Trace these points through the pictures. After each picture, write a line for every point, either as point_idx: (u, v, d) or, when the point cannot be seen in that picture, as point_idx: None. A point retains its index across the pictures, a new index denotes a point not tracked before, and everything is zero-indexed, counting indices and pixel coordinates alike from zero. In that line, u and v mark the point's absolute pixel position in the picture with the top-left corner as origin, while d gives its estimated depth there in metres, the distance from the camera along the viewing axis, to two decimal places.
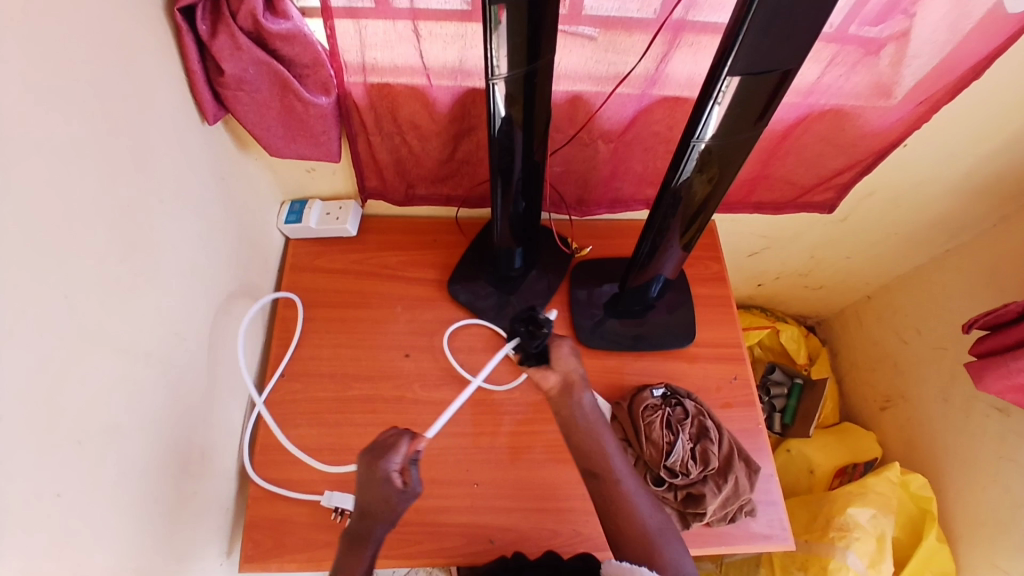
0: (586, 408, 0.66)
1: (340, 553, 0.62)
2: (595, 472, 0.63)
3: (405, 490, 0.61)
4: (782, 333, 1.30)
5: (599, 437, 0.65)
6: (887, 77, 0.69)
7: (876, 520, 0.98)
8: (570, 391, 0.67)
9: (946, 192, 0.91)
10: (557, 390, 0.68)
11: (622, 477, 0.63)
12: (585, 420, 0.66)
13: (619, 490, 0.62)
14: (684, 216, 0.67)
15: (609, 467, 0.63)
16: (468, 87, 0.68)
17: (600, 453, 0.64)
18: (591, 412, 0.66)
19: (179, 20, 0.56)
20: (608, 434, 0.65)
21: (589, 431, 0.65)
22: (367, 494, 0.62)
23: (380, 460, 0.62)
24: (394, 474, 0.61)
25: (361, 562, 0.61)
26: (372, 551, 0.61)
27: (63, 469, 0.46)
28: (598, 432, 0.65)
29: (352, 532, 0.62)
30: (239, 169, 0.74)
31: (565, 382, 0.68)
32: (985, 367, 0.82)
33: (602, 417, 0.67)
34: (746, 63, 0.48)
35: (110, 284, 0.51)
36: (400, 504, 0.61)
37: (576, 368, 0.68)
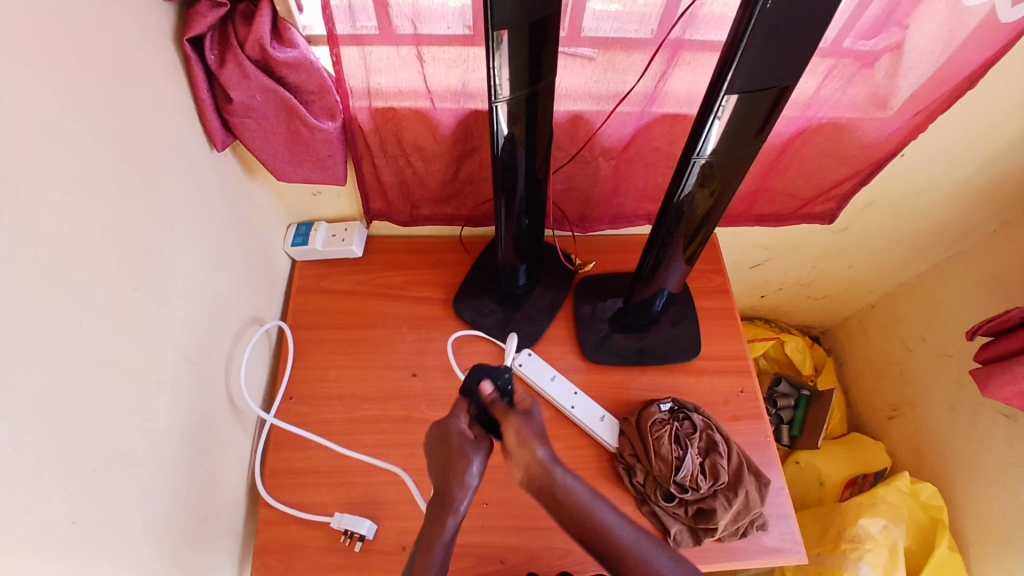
0: (562, 487, 0.57)
1: (425, 521, 0.62)
2: (604, 550, 0.56)
3: (477, 441, 0.62)
4: (786, 344, 1.30)
5: (592, 512, 0.56)
6: (883, 89, 0.70)
7: (888, 530, 0.98)
8: (533, 479, 0.58)
9: (944, 200, 0.92)
10: (523, 475, 0.59)
11: (638, 551, 0.55)
12: (567, 499, 0.57)
13: (636, 562, 0.55)
14: (687, 231, 0.68)
15: (616, 542, 0.55)
16: (471, 108, 0.70)
17: (602, 530, 0.56)
18: (573, 489, 0.57)
19: (187, 51, 0.57)
20: (603, 505, 0.57)
21: (580, 511, 0.56)
22: (442, 458, 0.62)
23: (445, 423, 0.62)
24: (464, 427, 0.62)
25: (444, 532, 0.60)
26: (454, 523, 0.60)
27: (78, 495, 0.46)
28: (591, 507, 0.57)
29: (435, 497, 0.62)
30: (247, 194, 0.75)
31: (525, 471, 0.59)
32: (991, 374, 0.82)
33: (589, 491, 0.58)
34: (744, 81, 0.49)
35: (124, 308, 0.52)
36: (474, 458, 0.61)
37: (533, 454, 0.58)
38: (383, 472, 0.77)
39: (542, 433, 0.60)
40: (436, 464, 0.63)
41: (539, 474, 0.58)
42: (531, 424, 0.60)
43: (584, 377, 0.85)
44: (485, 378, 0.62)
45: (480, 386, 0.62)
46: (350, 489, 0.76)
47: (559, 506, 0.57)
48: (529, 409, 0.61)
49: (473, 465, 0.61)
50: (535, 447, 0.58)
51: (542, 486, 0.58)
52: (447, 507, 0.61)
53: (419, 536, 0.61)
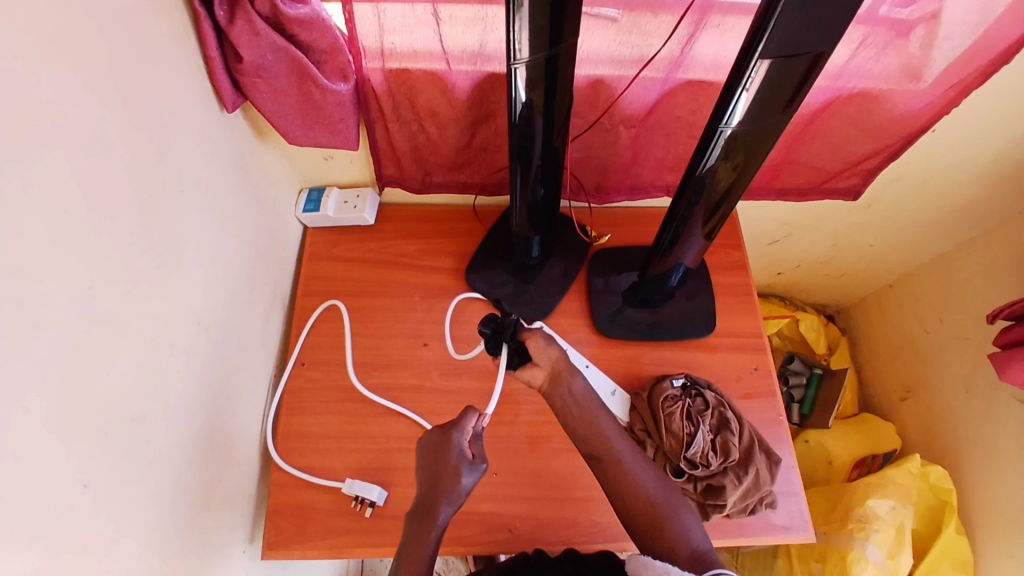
0: (575, 394, 0.65)
1: (408, 532, 0.63)
2: (599, 453, 0.64)
3: (473, 463, 0.63)
4: (801, 323, 1.28)
5: (598, 422, 0.64)
6: (917, 60, 0.66)
7: (896, 511, 0.97)
8: (556, 379, 0.65)
9: (973, 179, 0.88)
10: (541, 377, 0.66)
11: (625, 459, 0.64)
12: (580, 409, 0.65)
13: (626, 471, 0.63)
14: (707, 205, 0.66)
15: (611, 449, 0.64)
16: (487, 71, 0.67)
17: (603, 437, 0.64)
18: (586, 398, 0.65)
19: (195, 5, 0.55)
20: (610, 420, 0.65)
21: (590, 417, 0.65)
22: (433, 469, 0.63)
23: (448, 436, 0.64)
24: (464, 446, 0.64)
25: (426, 545, 0.61)
26: (436, 536, 0.62)
27: (89, 460, 0.46)
28: (598, 417, 0.65)
29: (419, 507, 0.63)
30: (258, 157, 0.74)
31: (550, 372, 0.66)
32: (1012, 357, 0.80)
33: (597, 399, 0.66)
34: (778, 45, 0.46)
35: (136, 270, 0.51)
36: (467, 476, 0.63)
37: (559, 357, 0.66)
38: (393, 440, 0.77)
39: (561, 346, 0.67)
40: (424, 476, 0.64)
41: (561, 377, 0.65)
42: (550, 336, 0.68)
43: (596, 350, 0.84)
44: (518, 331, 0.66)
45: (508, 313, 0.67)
46: (360, 455, 0.76)
47: (571, 408, 0.65)
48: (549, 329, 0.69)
49: (467, 480, 0.63)
50: (559, 348, 0.66)
51: (562, 390, 0.65)
52: (431, 521, 0.62)
53: (401, 546, 0.63)
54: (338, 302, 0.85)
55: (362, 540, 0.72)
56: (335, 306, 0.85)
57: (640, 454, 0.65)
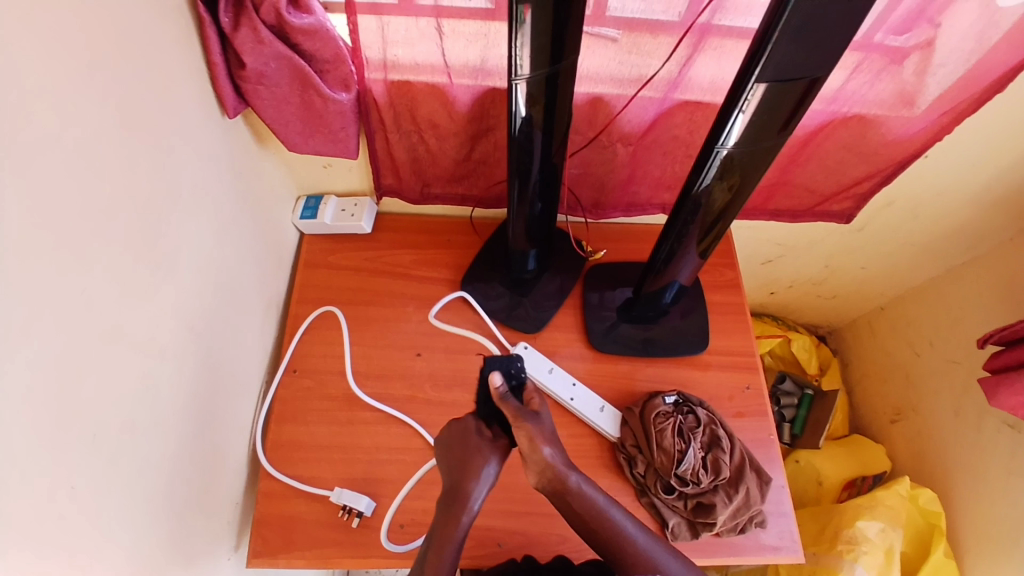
0: (580, 492, 0.62)
1: (437, 521, 0.61)
2: (617, 557, 0.59)
3: (495, 443, 0.62)
4: (794, 343, 1.29)
5: (606, 515, 0.61)
6: (911, 86, 0.68)
7: (885, 533, 0.97)
8: (549, 482, 0.62)
9: (964, 206, 0.89)
10: (538, 477, 0.63)
11: (648, 551, 0.59)
12: (584, 506, 0.61)
13: (647, 564, 0.58)
14: (702, 223, 0.66)
15: (631, 543, 0.59)
16: (488, 86, 0.68)
17: (616, 536, 0.60)
18: (589, 493, 0.62)
19: (201, 12, 0.56)
20: (618, 512, 0.62)
21: (595, 517, 0.61)
22: (455, 455, 0.63)
23: (465, 420, 0.64)
24: (485, 428, 0.63)
25: (457, 527, 0.59)
26: (467, 518, 0.60)
27: (76, 461, 0.45)
28: (606, 512, 0.61)
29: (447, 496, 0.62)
30: (257, 164, 0.74)
31: (540, 473, 0.62)
32: (1000, 383, 0.80)
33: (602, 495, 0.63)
34: (774, 72, 0.47)
35: (130, 271, 0.51)
36: (490, 457, 0.61)
37: (548, 459, 0.61)
38: (382, 451, 0.77)
39: (551, 433, 0.62)
40: (451, 463, 0.63)
41: (556, 478, 0.62)
42: (541, 425, 0.60)
43: (589, 366, 0.84)
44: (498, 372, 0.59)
45: (491, 378, 0.59)
46: (348, 465, 0.76)
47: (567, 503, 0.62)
48: (539, 410, 0.62)
49: (494, 456, 0.62)
50: (545, 452, 0.60)
51: (560, 492, 0.62)
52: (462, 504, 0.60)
53: (431, 533, 0.60)
54: (334, 309, 0.84)
55: (348, 552, 0.71)
56: (330, 313, 0.85)
57: (664, 545, 0.61)
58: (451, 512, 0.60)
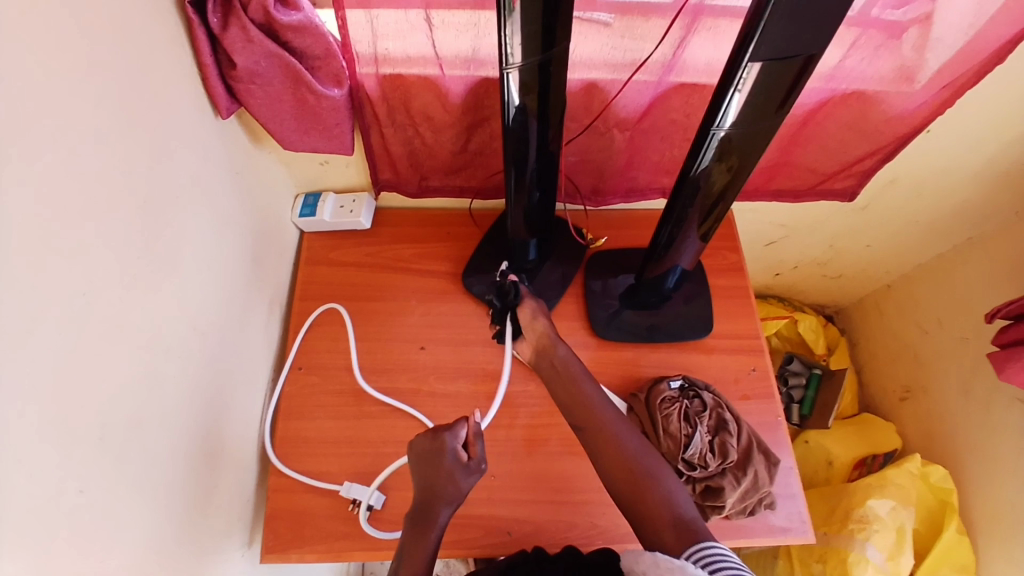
0: (563, 360, 0.71)
1: (406, 537, 0.64)
2: (584, 422, 0.68)
3: (469, 466, 0.65)
4: (800, 324, 1.28)
5: (581, 388, 0.69)
6: (910, 61, 0.66)
7: (896, 512, 0.97)
8: (541, 350, 0.73)
9: (969, 180, 0.88)
10: (533, 350, 0.75)
11: (609, 423, 0.67)
12: (564, 371, 0.71)
13: (608, 435, 0.66)
14: (702, 207, 0.66)
15: (596, 415, 0.67)
16: (481, 76, 0.68)
17: (585, 405, 0.68)
18: (570, 364, 0.71)
19: (188, 14, 0.55)
20: (591, 386, 0.69)
21: (570, 383, 0.70)
22: (429, 472, 0.65)
23: (440, 438, 0.65)
24: (459, 447, 0.65)
25: (426, 544, 0.63)
26: (436, 536, 0.64)
27: (85, 466, 0.46)
28: (581, 382, 0.70)
29: (416, 514, 0.65)
30: (254, 163, 0.74)
31: (536, 345, 0.74)
32: (1009, 357, 0.80)
33: (584, 369, 0.71)
34: (769, 50, 0.47)
35: (130, 276, 0.51)
36: (464, 478, 0.65)
37: (543, 329, 0.74)
38: (390, 444, 0.77)
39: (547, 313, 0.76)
40: (420, 479, 0.66)
41: (546, 347, 0.73)
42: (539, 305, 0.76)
43: (593, 353, 0.84)
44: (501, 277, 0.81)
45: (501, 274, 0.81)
46: (357, 459, 0.76)
47: (553, 375, 0.72)
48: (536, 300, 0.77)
49: (466, 481, 0.65)
50: (541, 321, 0.74)
51: (546, 360, 0.73)
52: (432, 522, 0.64)
53: (400, 549, 0.64)
54: (337, 306, 0.85)
55: (360, 545, 0.72)
56: (334, 310, 0.85)
57: (626, 422, 0.68)
58: (421, 529, 0.64)
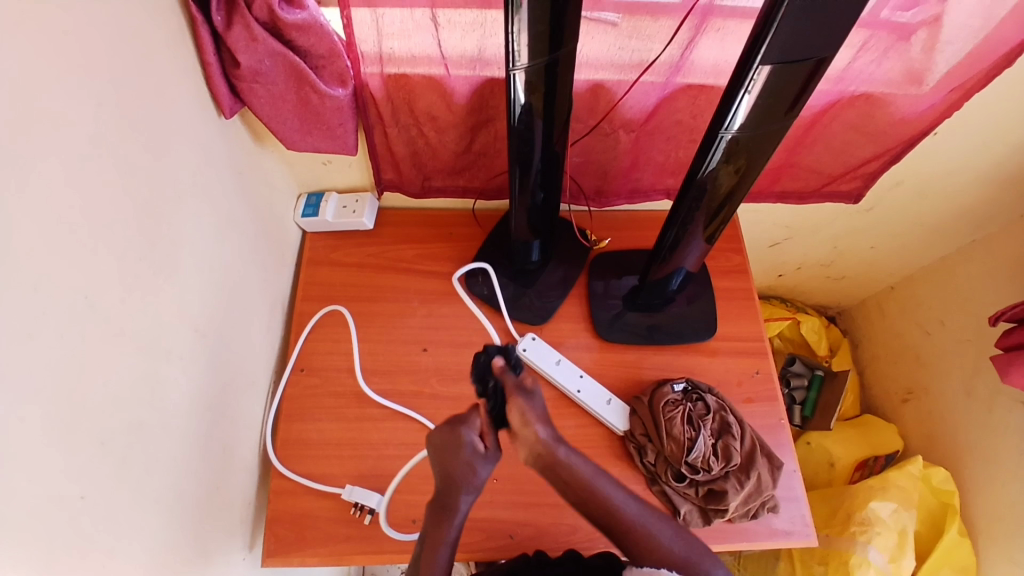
0: (569, 465, 0.62)
1: (426, 522, 0.64)
2: (610, 525, 0.61)
3: (487, 455, 0.64)
4: (803, 325, 1.27)
5: (597, 489, 0.62)
6: (918, 64, 0.66)
7: (898, 515, 0.97)
8: (539, 457, 0.63)
9: (975, 183, 0.88)
10: (528, 456, 0.64)
11: (640, 522, 0.61)
12: (573, 478, 0.62)
13: (639, 535, 0.60)
14: (708, 209, 0.65)
15: (621, 516, 0.61)
16: (486, 76, 0.67)
17: (607, 508, 0.61)
18: (577, 466, 0.62)
19: (194, 12, 0.55)
20: (609, 484, 0.63)
21: (583, 489, 0.62)
22: (446, 463, 0.64)
23: (458, 432, 0.64)
24: (476, 438, 0.64)
25: (447, 533, 0.63)
26: (457, 522, 0.64)
27: (86, 470, 0.45)
28: (595, 484, 0.62)
29: (436, 501, 0.65)
30: (257, 163, 0.74)
31: (533, 454, 0.64)
32: (1013, 361, 0.79)
33: (595, 466, 0.64)
34: (780, 53, 0.46)
35: (131, 278, 0.51)
36: (482, 467, 0.64)
37: (540, 435, 0.63)
38: (392, 446, 0.77)
39: (543, 411, 0.64)
40: (437, 468, 0.65)
41: (546, 454, 0.63)
42: (534, 403, 0.63)
43: (596, 355, 0.84)
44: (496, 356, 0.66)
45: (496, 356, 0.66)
46: (358, 461, 0.76)
47: (562, 480, 0.63)
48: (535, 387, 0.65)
49: (484, 467, 0.64)
50: (538, 426, 0.62)
51: (550, 465, 0.63)
52: (452, 508, 0.64)
53: (421, 535, 0.64)
54: (340, 307, 0.84)
55: (361, 547, 0.71)
56: (336, 311, 0.85)
57: (655, 514, 0.63)
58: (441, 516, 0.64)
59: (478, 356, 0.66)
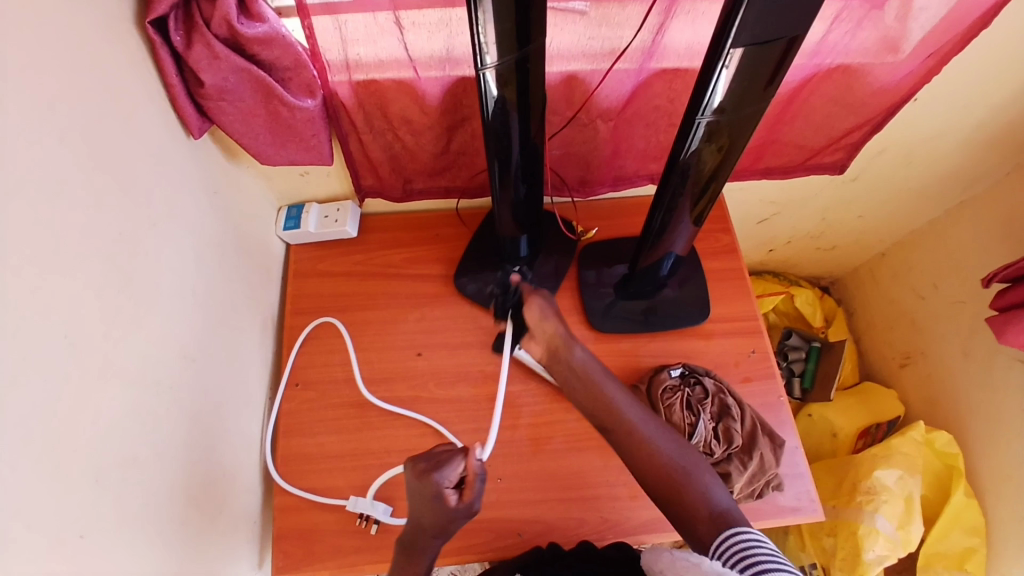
0: (580, 364, 0.63)
1: (396, 561, 0.63)
2: (611, 424, 0.63)
3: (460, 508, 0.56)
4: (797, 298, 1.27)
5: (603, 391, 0.63)
6: (894, 32, 0.65)
7: (903, 481, 0.97)
8: (553, 352, 0.64)
9: (960, 144, 0.87)
10: (542, 350, 0.65)
11: (640, 426, 0.62)
12: (583, 376, 0.64)
13: (640, 439, 0.61)
14: (693, 190, 0.64)
15: (623, 419, 0.62)
16: (458, 75, 0.66)
17: (611, 407, 0.63)
18: (588, 367, 0.63)
19: (151, 33, 0.54)
20: (615, 388, 0.64)
21: (592, 388, 0.63)
22: (419, 506, 0.58)
23: (428, 479, 0.55)
24: (448, 490, 0.55)
25: (417, 572, 0.62)
26: (426, 562, 0.62)
27: (82, 510, 0.45)
28: (603, 387, 0.63)
29: (405, 542, 0.62)
30: (231, 180, 0.73)
31: (548, 347, 0.65)
32: (1008, 322, 0.79)
33: (601, 365, 0.64)
34: (751, 34, 0.45)
35: (111, 312, 0.50)
36: (457, 517, 0.57)
37: (553, 323, 0.64)
38: (393, 454, 0.76)
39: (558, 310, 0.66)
40: (413, 510, 0.59)
41: (558, 351, 0.64)
42: (550, 303, 0.65)
43: (592, 347, 0.83)
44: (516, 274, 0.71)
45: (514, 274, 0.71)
46: (361, 472, 0.76)
47: (572, 381, 0.64)
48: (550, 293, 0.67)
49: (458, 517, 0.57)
50: (555, 322, 0.64)
51: (562, 362, 0.64)
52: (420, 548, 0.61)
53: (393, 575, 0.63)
54: (332, 318, 0.84)
55: (370, 557, 0.71)
56: (328, 322, 0.84)
57: (655, 419, 0.63)
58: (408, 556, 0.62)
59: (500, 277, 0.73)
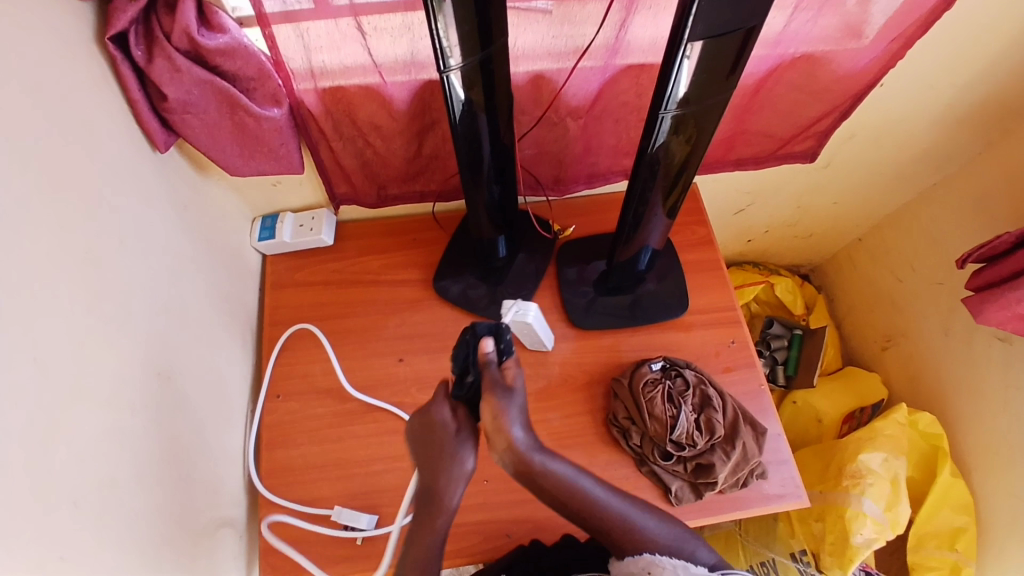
0: (548, 473, 0.56)
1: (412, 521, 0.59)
2: (590, 519, 0.59)
3: (461, 437, 0.56)
4: (776, 286, 1.28)
5: (580, 489, 0.58)
6: (856, 17, 0.66)
7: (888, 463, 0.99)
8: (512, 462, 0.56)
9: (928, 127, 0.89)
10: (502, 458, 0.57)
11: (624, 515, 0.59)
12: (553, 483, 0.57)
13: (624, 527, 0.59)
14: (664, 183, 0.65)
15: (604, 512, 0.59)
16: (424, 79, 0.66)
17: (590, 503, 0.58)
18: (558, 473, 0.57)
19: (111, 50, 0.53)
20: (586, 479, 0.59)
21: (564, 490, 0.58)
22: (425, 451, 0.58)
23: (429, 411, 0.57)
24: (446, 417, 0.57)
25: (435, 529, 0.57)
26: (445, 522, 0.57)
27: (61, 533, 0.44)
28: (577, 484, 0.58)
29: (421, 496, 0.58)
30: (201, 194, 0.72)
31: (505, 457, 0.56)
32: (985, 301, 0.81)
33: (569, 466, 0.59)
34: (706, 28, 0.46)
35: (82, 331, 0.49)
36: (464, 451, 0.56)
37: (510, 429, 0.54)
38: (379, 461, 0.76)
39: (521, 416, 0.54)
40: (420, 458, 0.58)
41: (521, 460, 0.56)
42: (512, 406, 0.53)
43: (574, 345, 0.83)
44: (476, 343, 0.53)
45: (481, 340, 0.53)
46: (347, 481, 0.75)
47: (540, 488, 0.57)
48: (517, 382, 0.54)
49: (462, 458, 0.56)
50: (513, 432, 0.54)
51: (529, 474, 0.56)
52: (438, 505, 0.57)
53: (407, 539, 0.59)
54: (307, 326, 0.83)
55: (360, 566, 0.71)
56: (306, 330, 0.83)
57: (634, 502, 0.61)
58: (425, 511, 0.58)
59: (462, 332, 0.54)
